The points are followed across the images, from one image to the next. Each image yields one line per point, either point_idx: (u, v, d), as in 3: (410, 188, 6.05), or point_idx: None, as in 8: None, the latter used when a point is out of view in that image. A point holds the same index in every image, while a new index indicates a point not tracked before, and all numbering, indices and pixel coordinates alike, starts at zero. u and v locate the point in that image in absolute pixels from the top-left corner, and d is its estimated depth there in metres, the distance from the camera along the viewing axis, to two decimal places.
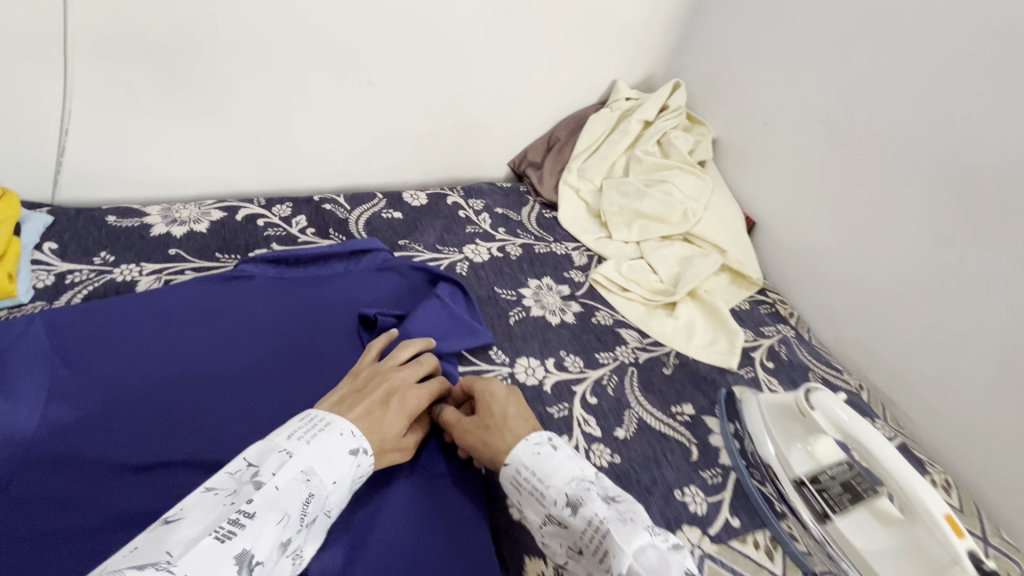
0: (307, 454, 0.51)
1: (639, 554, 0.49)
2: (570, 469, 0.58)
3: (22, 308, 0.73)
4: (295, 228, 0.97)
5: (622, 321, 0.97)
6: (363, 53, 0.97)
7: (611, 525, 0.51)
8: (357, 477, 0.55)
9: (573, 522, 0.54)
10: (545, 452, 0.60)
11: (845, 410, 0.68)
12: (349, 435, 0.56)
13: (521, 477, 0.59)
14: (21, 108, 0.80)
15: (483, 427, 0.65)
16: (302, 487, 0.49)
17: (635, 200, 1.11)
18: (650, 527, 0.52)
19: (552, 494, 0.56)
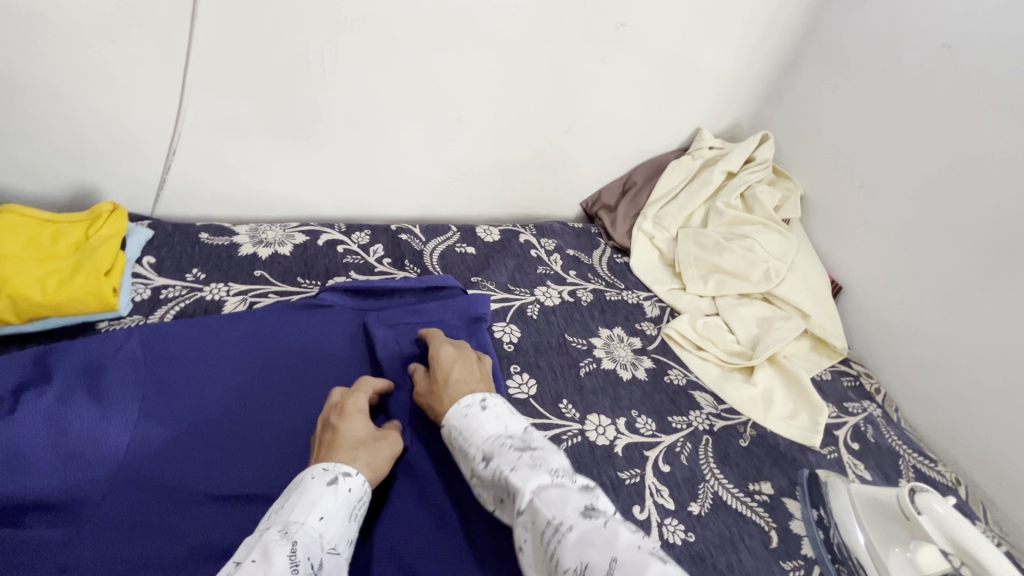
0: (279, 516, 0.51)
1: (537, 492, 0.53)
2: (496, 427, 0.61)
3: (121, 321, 0.75)
4: (372, 257, 0.99)
5: (696, 382, 0.92)
6: (454, 92, 0.98)
7: (516, 470, 0.55)
8: (350, 507, 0.56)
9: (488, 473, 0.57)
10: (473, 413, 0.63)
11: (945, 508, 0.63)
12: (322, 472, 0.56)
13: (453, 436, 0.62)
14: (139, 129, 0.86)
15: (430, 392, 0.68)
16: (283, 540, 0.49)
17: (714, 254, 1.08)
18: (554, 470, 0.55)
19: (474, 449, 0.60)
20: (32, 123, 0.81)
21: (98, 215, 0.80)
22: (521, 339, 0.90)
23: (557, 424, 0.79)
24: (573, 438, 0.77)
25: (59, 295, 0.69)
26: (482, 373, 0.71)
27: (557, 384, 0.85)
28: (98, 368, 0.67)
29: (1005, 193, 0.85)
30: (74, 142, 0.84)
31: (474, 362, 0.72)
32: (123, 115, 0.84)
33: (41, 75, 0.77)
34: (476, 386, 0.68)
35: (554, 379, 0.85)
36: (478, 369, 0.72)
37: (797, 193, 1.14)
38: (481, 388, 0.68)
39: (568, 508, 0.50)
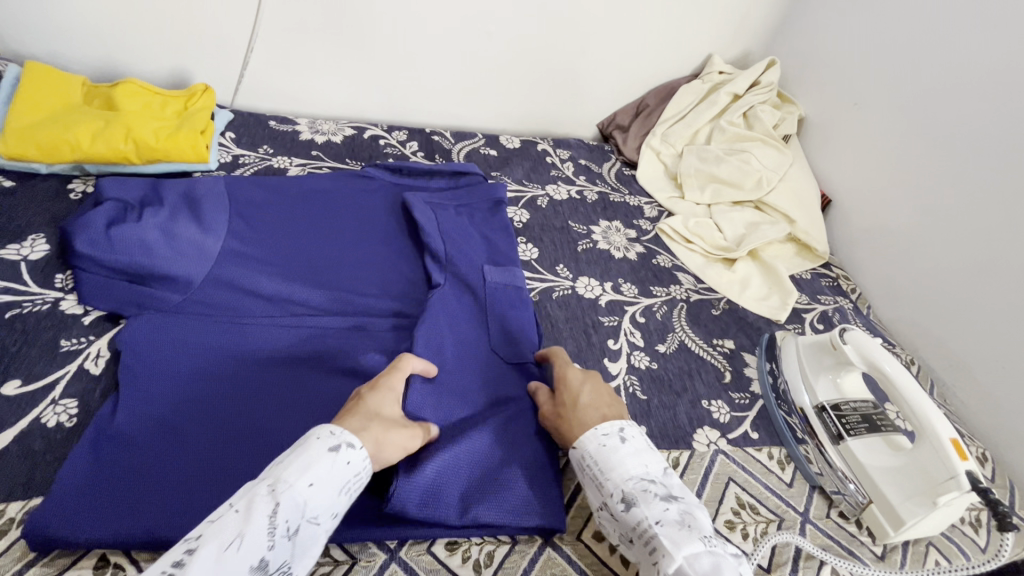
0: (273, 471, 0.51)
1: (689, 558, 0.53)
2: (636, 466, 0.62)
3: (211, 173, 0.95)
4: (408, 150, 1.15)
5: (681, 266, 1.05)
6: (485, 7, 1.11)
7: (665, 527, 0.56)
8: (344, 479, 0.53)
9: (626, 516, 0.59)
10: (612, 444, 0.64)
11: (875, 350, 0.74)
12: (325, 435, 0.54)
13: (585, 462, 0.64)
14: (224, 28, 1.04)
15: (557, 413, 0.69)
16: (268, 498, 0.49)
17: (713, 165, 1.18)
18: (706, 537, 0.55)
19: (611, 485, 0.61)
20: (144, 17, 1.00)
21: (192, 92, 0.98)
22: (530, 219, 1.05)
23: (552, 280, 0.94)
24: (564, 290, 0.92)
25: (170, 144, 0.89)
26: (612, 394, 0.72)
27: (556, 254, 1.00)
28: (199, 199, 0.85)
29: (984, 99, 0.92)
30: (174, 35, 1.04)
31: (603, 384, 0.73)
32: (211, 13, 1.02)
33: None
34: (606, 410, 0.69)
35: (554, 250, 1.00)
36: (608, 395, 0.72)
37: (797, 115, 1.22)
38: (612, 414, 0.69)
39: None
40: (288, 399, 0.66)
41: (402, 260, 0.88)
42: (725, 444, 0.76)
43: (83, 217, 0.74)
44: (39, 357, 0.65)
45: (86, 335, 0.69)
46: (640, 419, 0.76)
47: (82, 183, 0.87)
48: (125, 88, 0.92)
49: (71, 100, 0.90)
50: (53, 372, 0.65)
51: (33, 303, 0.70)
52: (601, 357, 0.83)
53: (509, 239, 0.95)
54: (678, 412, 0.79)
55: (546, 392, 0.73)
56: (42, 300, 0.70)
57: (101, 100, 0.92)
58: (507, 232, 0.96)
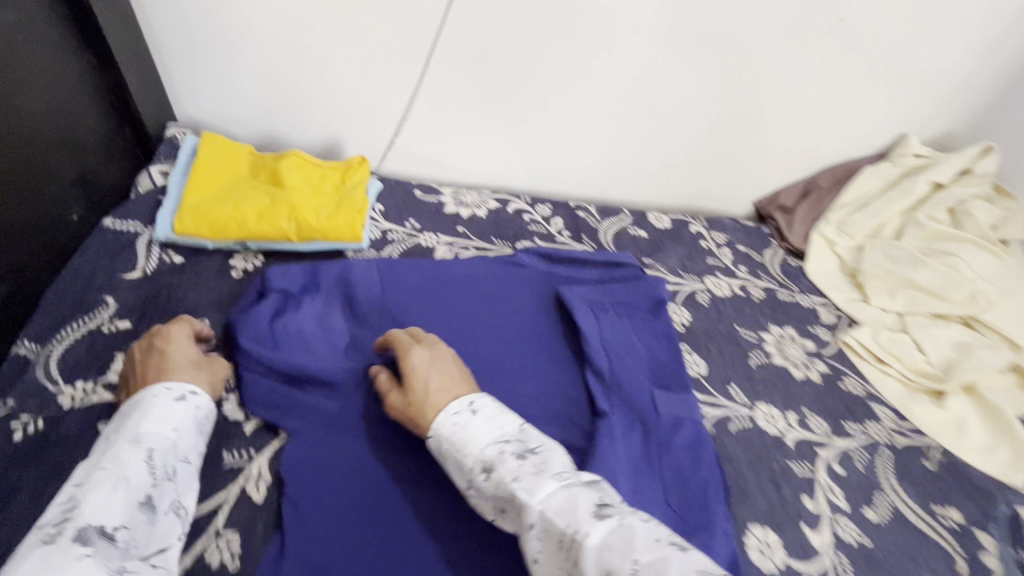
0: (128, 429, 0.53)
1: (545, 501, 0.48)
2: (490, 431, 0.56)
3: (362, 252, 0.91)
4: (553, 228, 1.07)
5: (875, 395, 0.88)
6: (654, 82, 1.01)
7: (520, 481, 0.51)
8: (196, 420, 0.59)
9: (489, 486, 0.53)
10: (464, 418, 0.58)
11: None
12: (167, 390, 0.58)
13: (445, 450, 0.57)
14: (385, 99, 1.02)
15: (406, 403, 0.62)
16: (135, 448, 0.51)
17: (908, 268, 1.00)
18: (559, 475, 0.50)
19: (469, 460, 0.55)
20: (312, 85, 1.00)
21: (350, 165, 0.96)
22: (692, 322, 0.93)
23: (729, 407, 0.81)
24: (745, 423, 0.79)
25: (329, 224, 0.86)
26: (461, 371, 0.65)
27: (727, 369, 0.86)
28: (353, 288, 0.80)
29: None
30: (335, 102, 1.03)
31: (452, 362, 0.66)
32: (374, 83, 1.00)
33: (326, 47, 0.95)
34: (461, 388, 0.62)
35: (723, 363, 0.87)
36: (457, 370, 0.65)
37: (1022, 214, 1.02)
38: (463, 388, 0.63)
39: (582, 511, 0.46)
40: (456, 556, 0.59)
41: (557, 370, 0.78)
42: None
43: (246, 317, 0.73)
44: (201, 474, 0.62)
45: (247, 449, 0.65)
46: None
47: (243, 259, 0.85)
48: (289, 161, 0.90)
49: (238, 174, 0.90)
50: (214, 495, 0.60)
51: None
52: (799, 521, 0.69)
53: (675, 350, 0.84)
54: None
55: (390, 383, 0.66)
56: None
57: (265, 173, 0.90)
58: (672, 341, 0.85)
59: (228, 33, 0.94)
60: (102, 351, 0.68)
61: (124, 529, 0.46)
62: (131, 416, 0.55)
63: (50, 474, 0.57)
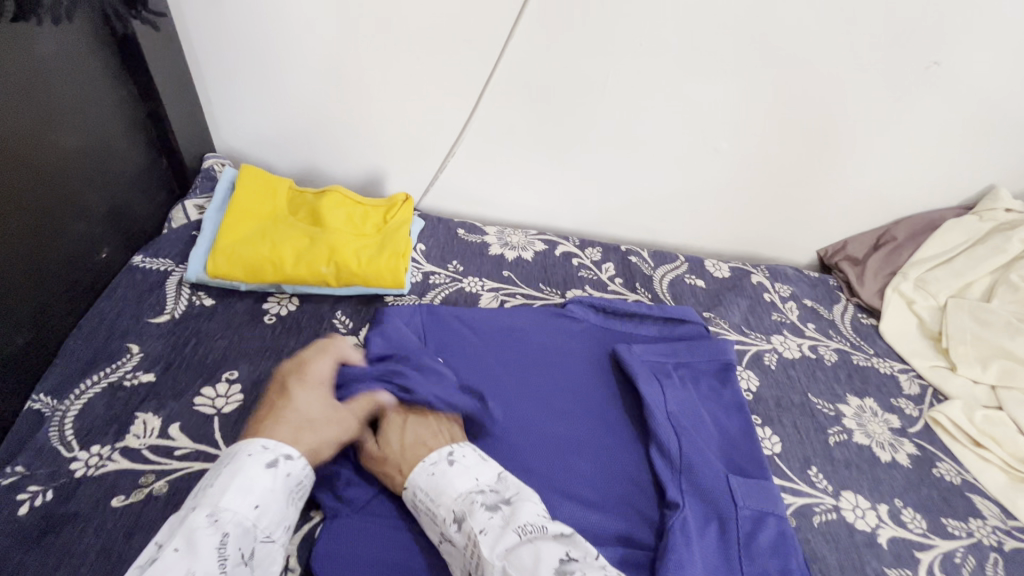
0: (210, 500, 0.50)
1: (511, 557, 0.50)
2: (465, 481, 0.57)
3: (403, 298, 0.84)
4: (604, 274, 0.99)
5: (974, 484, 0.78)
6: (720, 122, 0.94)
7: (486, 536, 0.52)
8: (288, 490, 0.54)
9: (456, 538, 0.53)
10: (440, 468, 0.58)
11: None
12: (263, 450, 0.54)
13: (415, 498, 0.58)
14: (431, 133, 0.97)
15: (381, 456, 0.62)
16: (211, 529, 0.48)
17: (1003, 336, 0.90)
18: (524, 530, 0.52)
19: (443, 511, 0.56)
20: (357, 117, 0.96)
21: (393, 202, 0.90)
22: (761, 389, 0.84)
23: (810, 495, 0.71)
24: (831, 516, 0.69)
25: (370, 268, 0.79)
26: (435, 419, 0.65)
27: (804, 447, 0.77)
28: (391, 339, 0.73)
29: None
30: (380, 135, 0.98)
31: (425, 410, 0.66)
32: (422, 117, 0.95)
33: (375, 78, 0.91)
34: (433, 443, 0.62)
35: (799, 440, 0.78)
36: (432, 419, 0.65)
37: None
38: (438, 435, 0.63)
39: (544, 568, 0.49)
40: None
41: (617, 445, 0.70)
42: None
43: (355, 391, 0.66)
44: None
45: None
46: None
47: (277, 302, 0.79)
48: (330, 199, 0.85)
49: (277, 210, 0.84)
50: None
51: None
52: None
53: (746, 425, 0.75)
54: None
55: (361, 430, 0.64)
56: None
57: (305, 210, 0.85)
58: (742, 413, 0.76)
59: (274, 62, 0.90)
60: (123, 409, 0.62)
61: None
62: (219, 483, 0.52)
63: (53, 560, 0.50)
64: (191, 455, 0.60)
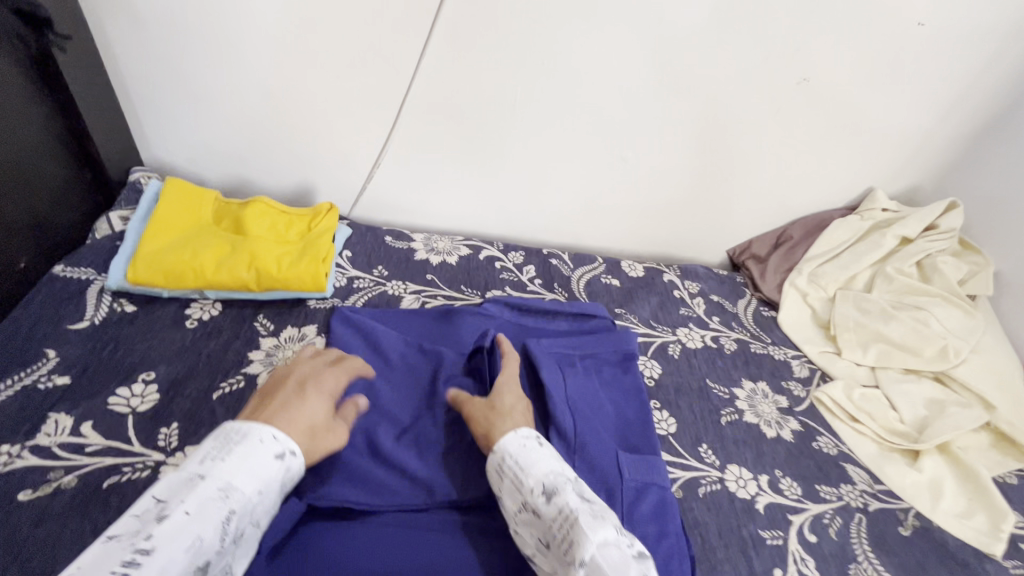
0: (222, 473, 0.51)
1: (601, 545, 0.51)
2: (555, 463, 0.61)
3: (325, 301, 0.89)
4: (525, 276, 1.06)
5: (849, 454, 0.86)
6: (624, 134, 1.03)
7: (580, 515, 0.54)
8: (285, 484, 0.57)
9: (544, 510, 0.56)
10: (531, 445, 0.63)
11: None
12: (271, 441, 0.56)
13: (504, 464, 0.61)
14: (357, 146, 1.02)
15: (489, 407, 0.69)
16: (221, 504, 0.50)
17: (879, 322, 1.00)
18: (619, 529, 0.54)
19: (531, 482, 0.59)
20: (283, 131, 1.00)
21: (317, 212, 0.94)
22: (662, 376, 0.91)
23: (696, 468, 0.78)
24: (712, 486, 0.76)
25: (289, 273, 0.84)
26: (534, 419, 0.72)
27: (697, 426, 0.84)
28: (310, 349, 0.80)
29: None
30: (307, 148, 1.03)
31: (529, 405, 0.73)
32: (347, 132, 1.00)
33: (298, 95, 0.96)
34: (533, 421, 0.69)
35: (693, 420, 0.85)
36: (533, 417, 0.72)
37: (989, 268, 1.02)
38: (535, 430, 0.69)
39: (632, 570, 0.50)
40: None
41: None
42: None
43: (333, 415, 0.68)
44: None
45: None
46: None
47: (199, 308, 0.82)
48: (254, 208, 0.89)
49: (201, 219, 0.88)
50: None
51: (134, 468, 0.62)
52: None
53: (643, 408, 0.81)
54: None
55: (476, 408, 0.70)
56: (142, 464, 0.63)
57: (229, 219, 0.89)
58: (640, 397, 0.82)
59: (199, 80, 0.94)
60: (34, 410, 0.64)
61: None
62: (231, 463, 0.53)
63: None
64: (103, 451, 0.63)
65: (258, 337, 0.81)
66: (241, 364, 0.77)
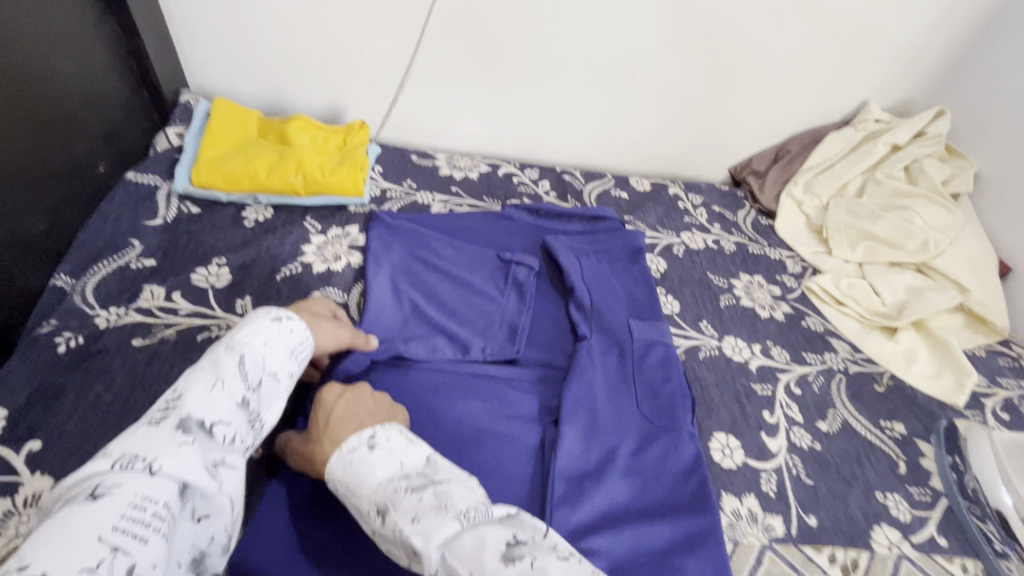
0: (227, 334, 0.54)
1: (448, 545, 0.45)
2: (386, 466, 0.51)
3: (363, 206, 0.98)
4: (541, 189, 1.15)
5: (833, 331, 0.97)
6: (632, 53, 1.09)
7: (417, 522, 0.47)
8: (291, 344, 0.57)
9: (382, 530, 0.48)
10: (359, 454, 0.52)
11: None
12: (266, 312, 0.58)
13: (338, 489, 0.52)
14: (381, 69, 1.10)
15: (307, 437, 0.57)
16: (230, 354, 0.52)
17: (867, 222, 1.09)
18: (463, 514, 0.47)
19: (364, 501, 0.50)
20: (315, 57, 1.08)
21: (351, 128, 1.03)
22: (667, 269, 1.01)
23: (697, 338, 0.89)
24: (711, 351, 0.87)
25: (332, 179, 0.93)
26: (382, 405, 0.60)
27: (698, 308, 0.95)
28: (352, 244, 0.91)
29: None
30: (336, 73, 1.11)
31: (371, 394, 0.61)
32: (372, 55, 1.08)
33: (327, 20, 1.03)
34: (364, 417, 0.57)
35: (695, 303, 0.96)
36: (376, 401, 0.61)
37: (971, 171, 1.10)
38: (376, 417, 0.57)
39: (490, 554, 0.44)
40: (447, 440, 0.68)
41: (542, 307, 0.87)
42: (909, 548, 0.68)
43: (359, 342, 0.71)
44: None
45: None
46: (809, 507, 0.70)
47: (255, 211, 0.93)
48: (295, 123, 0.98)
49: (249, 134, 0.97)
50: None
51: (220, 327, 0.73)
52: (759, 430, 0.77)
53: (651, 289, 0.91)
54: (850, 504, 0.71)
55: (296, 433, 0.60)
56: (226, 325, 0.74)
57: (273, 134, 0.98)
58: (648, 282, 0.93)
59: (236, 8, 1.01)
60: (131, 283, 0.76)
61: (222, 425, 0.48)
62: (236, 331, 0.56)
63: (90, 380, 0.65)
64: (192, 314, 0.74)
65: (309, 234, 0.91)
66: (296, 254, 0.87)
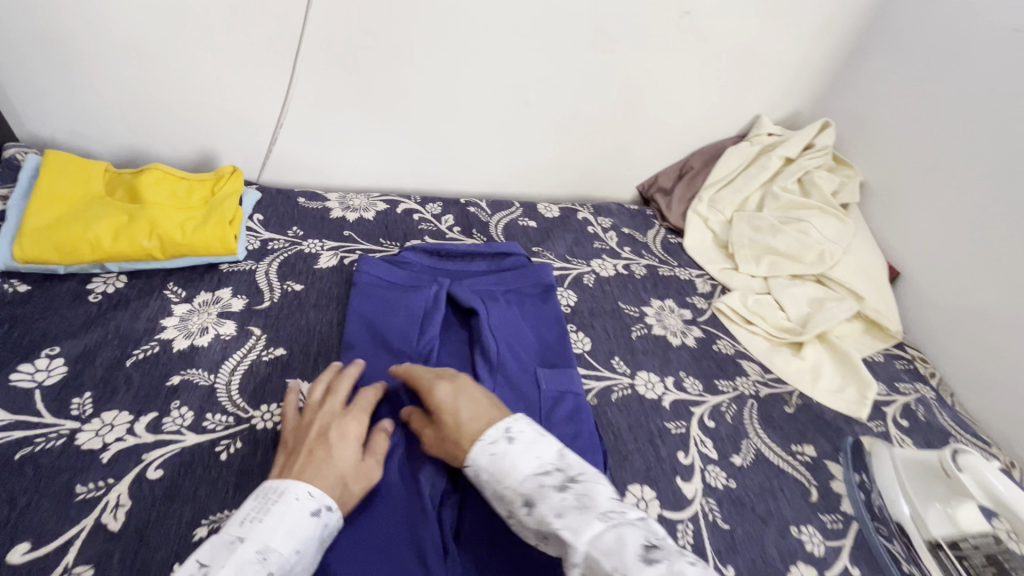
0: (259, 534, 0.48)
1: (594, 541, 0.46)
2: (528, 461, 0.53)
3: (238, 264, 0.88)
4: (444, 225, 1.08)
5: (744, 352, 0.97)
6: (527, 78, 1.06)
7: (566, 514, 0.48)
8: (321, 545, 0.52)
9: (528, 521, 0.51)
10: (500, 449, 0.54)
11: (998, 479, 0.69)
12: (307, 497, 0.52)
13: (481, 479, 0.55)
14: (255, 110, 1.00)
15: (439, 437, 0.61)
16: (258, 567, 0.46)
17: (768, 236, 1.10)
18: (605, 513, 0.48)
19: (509, 492, 0.52)
20: (172, 98, 0.96)
21: (220, 175, 0.92)
22: (578, 303, 0.97)
23: (610, 378, 0.85)
24: (623, 391, 0.84)
25: (196, 239, 0.82)
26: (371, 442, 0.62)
27: (610, 343, 0.91)
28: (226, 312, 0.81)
29: None
30: (202, 115, 0.99)
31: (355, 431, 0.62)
32: (241, 93, 0.97)
33: (183, 58, 0.92)
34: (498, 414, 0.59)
35: (607, 338, 0.92)
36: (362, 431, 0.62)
37: (857, 180, 1.15)
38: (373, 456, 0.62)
39: (629, 554, 0.44)
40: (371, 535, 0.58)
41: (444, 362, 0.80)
42: None
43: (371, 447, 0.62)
44: (50, 509, 0.56)
45: (105, 478, 0.60)
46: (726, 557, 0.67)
47: (103, 282, 0.81)
48: (149, 175, 0.86)
49: (91, 190, 0.84)
50: (67, 528, 0.55)
51: (47, 438, 0.62)
52: (674, 475, 0.74)
53: (562, 329, 0.87)
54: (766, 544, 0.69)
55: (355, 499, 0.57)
56: (57, 433, 0.62)
57: (123, 189, 0.85)
58: (558, 320, 0.88)
59: (68, 48, 0.88)
60: None
61: None
62: (267, 517, 0.50)
63: None
64: (10, 426, 0.62)
65: (170, 304, 0.80)
66: (153, 331, 0.76)
